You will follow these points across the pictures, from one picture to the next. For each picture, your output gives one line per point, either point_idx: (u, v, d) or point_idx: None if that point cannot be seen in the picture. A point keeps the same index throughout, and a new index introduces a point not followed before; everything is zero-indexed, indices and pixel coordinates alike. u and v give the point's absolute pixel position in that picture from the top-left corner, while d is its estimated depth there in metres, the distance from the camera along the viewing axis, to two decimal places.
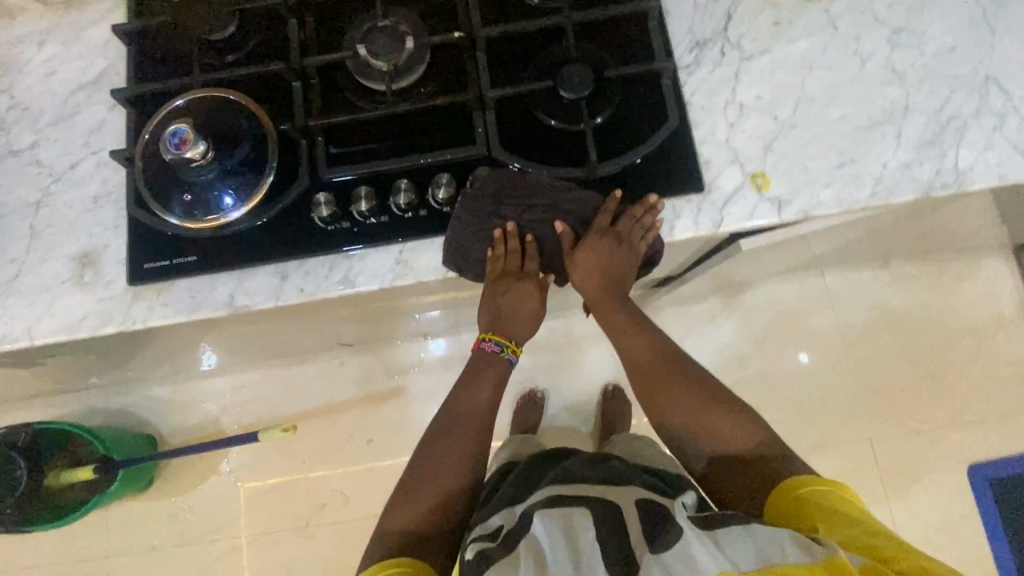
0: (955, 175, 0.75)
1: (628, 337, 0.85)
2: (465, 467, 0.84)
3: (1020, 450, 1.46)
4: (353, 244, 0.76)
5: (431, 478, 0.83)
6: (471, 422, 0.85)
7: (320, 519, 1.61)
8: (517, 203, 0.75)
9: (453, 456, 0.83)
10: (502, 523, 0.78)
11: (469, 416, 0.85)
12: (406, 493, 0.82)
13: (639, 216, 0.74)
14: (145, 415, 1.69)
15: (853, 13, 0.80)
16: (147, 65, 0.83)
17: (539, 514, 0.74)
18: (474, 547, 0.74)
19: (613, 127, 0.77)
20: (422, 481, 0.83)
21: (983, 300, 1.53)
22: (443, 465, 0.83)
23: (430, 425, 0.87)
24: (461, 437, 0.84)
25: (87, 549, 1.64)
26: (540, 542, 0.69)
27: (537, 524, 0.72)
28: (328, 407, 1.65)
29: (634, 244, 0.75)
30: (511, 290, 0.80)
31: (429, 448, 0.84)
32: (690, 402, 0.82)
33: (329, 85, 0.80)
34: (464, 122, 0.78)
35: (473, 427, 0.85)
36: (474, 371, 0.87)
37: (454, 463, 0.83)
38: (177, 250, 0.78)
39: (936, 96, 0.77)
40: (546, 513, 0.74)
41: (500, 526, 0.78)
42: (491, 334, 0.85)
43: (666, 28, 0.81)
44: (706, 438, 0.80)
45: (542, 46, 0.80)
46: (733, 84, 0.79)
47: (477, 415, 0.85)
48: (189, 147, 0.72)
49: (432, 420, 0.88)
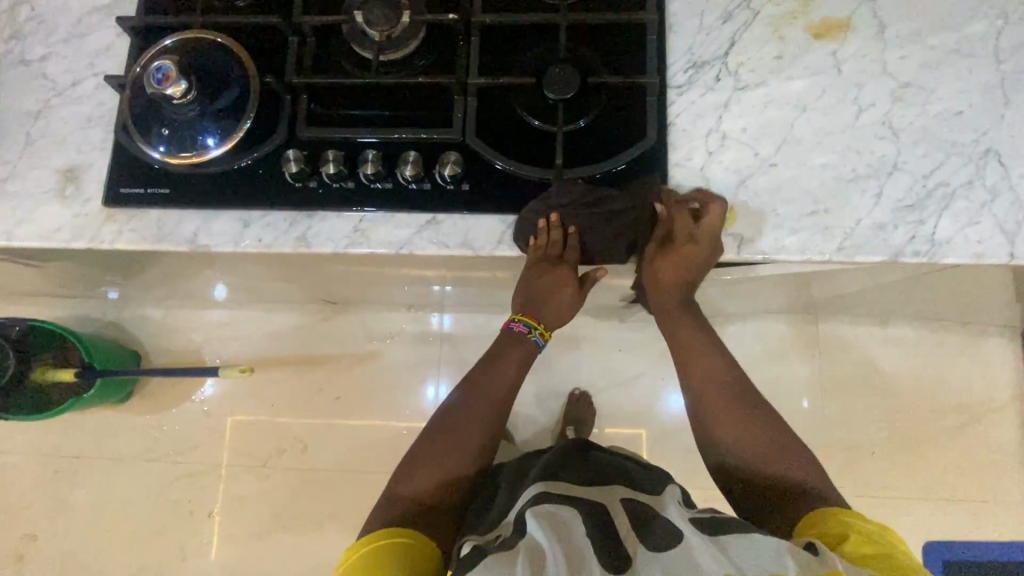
0: (930, 245, 0.71)
1: (684, 346, 0.88)
2: (475, 450, 0.86)
3: (973, 528, 1.47)
4: (349, 206, 0.76)
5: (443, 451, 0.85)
6: (487, 404, 0.87)
7: (277, 463, 1.62)
8: (575, 198, 0.73)
9: (466, 435, 0.86)
10: (499, 532, 0.80)
11: (489, 397, 0.87)
12: (414, 466, 0.85)
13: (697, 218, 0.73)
14: (126, 332, 1.70)
15: (861, 59, 0.76)
16: None
17: (532, 509, 0.77)
18: (469, 543, 0.78)
19: (625, 132, 0.75)
20: (430, 453, 0.85)
21: (967, 375, 1.53)
22: (451, 440, 0.86)
23: (446, 401, 0.89)
24: (479, 417, 0.86)
25: (48, 451, 1.66)
26: (536, 543, 0.70)
27: (531, 523, 0.73)
28: (304, 357, 1.66)
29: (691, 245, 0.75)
30: (554, 276, 0.81)
31: (448, 422, 0.87)
32: (734, 420, 0.85)
33: (325, 45, 0.80)
34: (446, 106, 0.78)
35: (490, 411, 0.87)
36: (496, 352, 0.90)
37: (465, 440, 0.86)
38: (153, 181, 0.79)
39: (929, 160, 0.73)
40: (535, 511, 0.76)
41: (498, 535, 0.80)
42: (521, 316, 0.88)
43: (665, 45, 0.78)
44: (748, 458, 0.83)
45: (540, 41, 0.77)
46: (721, 112, 0.76)
47: (493, 395, 0.87)
48: (170, 83, 0.70)
49: (449, 396, 0.90)
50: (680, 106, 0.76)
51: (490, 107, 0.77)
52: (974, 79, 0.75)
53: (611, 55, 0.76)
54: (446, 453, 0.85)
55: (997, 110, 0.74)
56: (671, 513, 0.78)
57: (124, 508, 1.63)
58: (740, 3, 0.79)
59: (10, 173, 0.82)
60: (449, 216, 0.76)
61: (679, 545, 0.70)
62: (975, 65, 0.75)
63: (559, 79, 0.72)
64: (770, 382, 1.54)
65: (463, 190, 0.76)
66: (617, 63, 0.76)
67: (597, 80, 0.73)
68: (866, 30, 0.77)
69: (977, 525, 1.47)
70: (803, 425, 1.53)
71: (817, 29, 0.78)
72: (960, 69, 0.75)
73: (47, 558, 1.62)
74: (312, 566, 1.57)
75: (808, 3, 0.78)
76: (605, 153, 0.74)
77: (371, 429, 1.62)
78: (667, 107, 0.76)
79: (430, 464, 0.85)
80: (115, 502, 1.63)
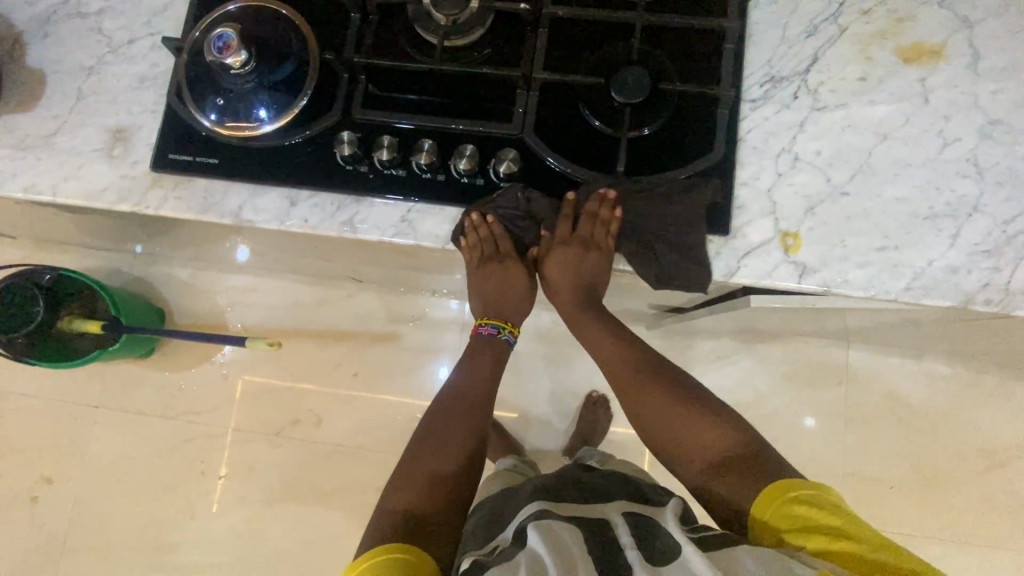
0: (1003, 294, 0.68)
1: (604, 346, 0.87)
2: (460, 449, 0.83)
3: (986, 574, 1.44)
4: (398, 194, 0.74)
5: (427, 455, 0.83)
6: (470, 403, 0.87)
7: (290, 433, 1.63)
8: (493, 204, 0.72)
9: (451, 435, 0.84)
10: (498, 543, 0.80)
11: (466, 398, 0.87)
12: (399, 476, 0.81)
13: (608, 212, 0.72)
14: (152, 288, 1.71)
15: (950, 90, 0.72)
16: None
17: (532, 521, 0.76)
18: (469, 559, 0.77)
19: (690, 144, 0.72)
20: (417, 459, 0.83)
21: (1000, 419, 1.49)
22: (437, 441, 0.84)
23: (426, 411, 0.88)
24: (457, 414, 0.86)
25: (69, 398, 1.69)
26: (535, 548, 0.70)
27: (530, 531, 0.73)
28: (325, 331, 1.66)
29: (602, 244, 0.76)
30: (500, 269, 0.83)
31: (428, 428, 0.85)
32: (664, 409, 0.83)
33: (387, 23, 0.77)
34: (508, 100, 0.75)
35: (468, 411, 0.86)
36: (470, 356, 0.90)
37: (446, 438, 0.84)
38: (203, 149, 0.77)
39: (1011, 204, 0.69)
40: (535, 523, 0.75)
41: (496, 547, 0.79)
42: (485, 317, 0.88)
43: (743, 56, 0.74)
44: (681, 449, 0.81)
45: (611, 39, 0.74)
46: (795, 132, 0.72)
47: (473, 394, 0.88)
48: (231, 53, 0.68)
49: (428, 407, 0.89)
50: (753, 122, 0.73)
51: (554, 104, 0.74)
52: None
53: (685, 61, 0.73)
54: (433, 456, 0.83)
55: None
56: (668, 522, 0.76)
57: (139, 461, 1.65)
58: (827, 18, 0.75)
59: (58, 127, 0.81)
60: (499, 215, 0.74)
61: (678, 558, 0.68)
62: None
63: (628, 81, 0.69)
64: (792, 405, 1.51)
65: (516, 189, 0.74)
66: (689, 70, 0.72)
67: (666, 86, 0.70)
68: (958, 59, 0.73)
69: (989, 571, 1.44)
70: (823, 452, 1.50)
71: (907, 53, 0.73)
72: None
73: (61, 501, 1.65)
74: (316, 538, 1.59)
75: (900, 25, 0.74)
76: (667, 165, 0.72)
77: (386, 409, 1.63)
78: (739, 121, 0.73)
79: (414, 469, 0.81)
80: (130, 454, 1.66)
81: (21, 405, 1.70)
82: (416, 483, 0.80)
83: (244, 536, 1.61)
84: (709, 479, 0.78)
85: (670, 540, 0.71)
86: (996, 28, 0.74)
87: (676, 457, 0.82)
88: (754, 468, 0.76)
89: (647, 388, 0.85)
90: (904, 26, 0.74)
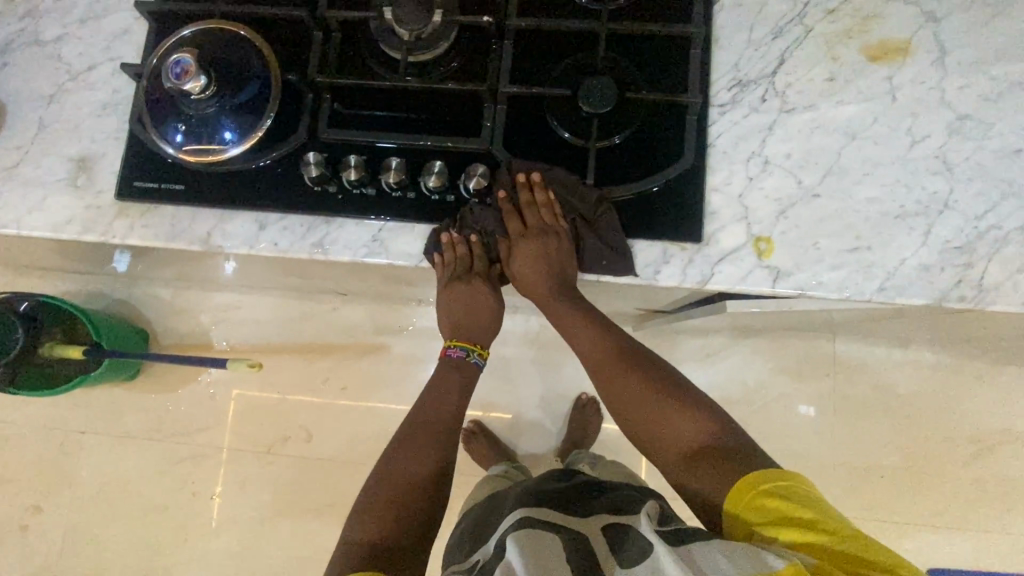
0: (976, 291, 0.68)
1: (579, 334, 0.83)
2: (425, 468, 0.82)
3: (977, 558, 1.45)
4: (368, 213, 0.73)
5: (390, 478, 0.82)
6: (432, 420, 0.86)
7: (281, 450, 1.62)
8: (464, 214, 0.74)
9: (413, 454, 0.83)
10: (480, 557, 0.79)
11: (431, 416, 0.86)
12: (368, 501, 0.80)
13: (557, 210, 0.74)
14: (135, 310, 1.69)
15: (918, 87, 0.72)
16: None
17: (511, 535, 0.75)
18: None
19: (661, 152, 0.71)
20: (381, 483, 0.81)
21: (988, 404, 1.50)
22: (397, 460, 0.83)
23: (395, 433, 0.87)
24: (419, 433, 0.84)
25: (55, 424, 1.67)
26: (512, 563, 0.69)
27: (509, 545, 0.72)
28: (312, 345, 1.65)
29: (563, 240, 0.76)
30: (470, 290, 0.81)
31: (392, 452, 0.84)
32: (643, 396, 0.81)
33: (350, 41, 0.76)
34: (475, 113, 0.74)
35: (433, 430, 0.85)
36: (440, 377, 0.88)
37: (408, 457, 0.83)
38: (168, 176, 0.76)
39: (982, 200, 0.69)
40: (517, 536, 0.74)
41: (478, 560, 0.78)
42: (456, 341, 0.87)
43: (710, 60, 0.73)
44: (671, 442, 0.79)
45: (577, 49, 0.73)
46: (765, 136, 0.72)
47: (435, 411, 0.86)
48: (189, 78, 0.67)
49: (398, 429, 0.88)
50: (722, 127, 0.72)
51: (522, 117, 0.73)
52: None
53: (652, 68, 0.72)
54: (396, 477, 0.82)
55: None
56: (644, 521, 0.76)
57: (129, 485, 1.64)
58: (793, 19, 0.74)
59: (20, 158, 0.79)
60: None
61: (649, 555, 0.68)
62: None
63: (594, 92, 0.69)
64: (782, 399, 1.51)
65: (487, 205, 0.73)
66: (657, 77, 0.71)
67: (634, 94, 0.69)
68: (925, 56, 0.73)
69: (981, 555, 1.46)
70: (814, 444, 1.50)
71: (873, 51, 0.73)
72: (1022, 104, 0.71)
73: (51, 529, 1.64)
74: (313, 553, 1.58)
75: (866, 23, 0.74)
76: (638, 174, 0.71)
77: (377, 421, 1.62)
78: (708, 126, 0.72)
79: (377, 492, 0.80)
80: (120, 478, 1.64)
81: (6, 433, 1.67)
82: (379, 507, 0.79)
83: (239, 556, 1.59)
84: (692, 468, 0.76)
85: (644, 539, 0.71)
86: (962, 22, 0.73)
87: (667, 451, 0.80)
88: (735, 459, 0.75)
89: (628, 377, 0.82)
90: (870, 24, 0.74)
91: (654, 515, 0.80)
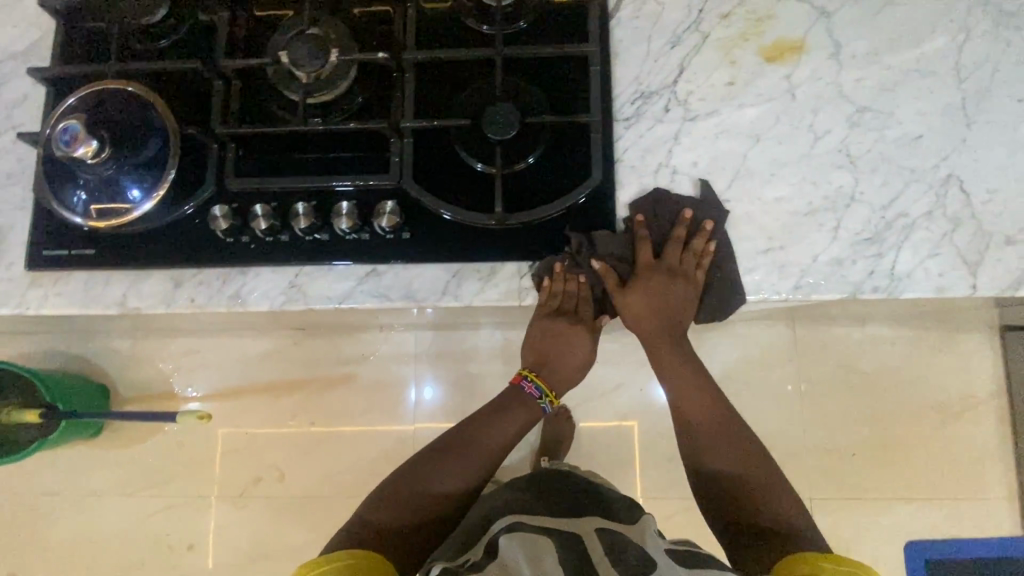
0: (889, 280, 0.68)
1: (687, 394, 0.80)
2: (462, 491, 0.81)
3: (953, 528, 1.47)
4: (281, 260, 0.72)
5: (416, 490, 0.80)
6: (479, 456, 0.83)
7: (255, 492, 1.60)
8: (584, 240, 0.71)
9: (456, 471, 0.81)
10: (469, 554, 0.77)
11: (484, 439, 0.83)
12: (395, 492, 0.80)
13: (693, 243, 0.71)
14: (93, 364, 1.66)
15: (816, 83, 0.73)
16: (74, 44, 0.78)
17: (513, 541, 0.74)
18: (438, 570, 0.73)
19: (572, 171, 0.71)
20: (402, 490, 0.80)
21: (949, 374, 1.52)
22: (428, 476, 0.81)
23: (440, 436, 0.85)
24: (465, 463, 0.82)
25: (20, 489, 1.63)
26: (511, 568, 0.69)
27: (505, 546, 0.73)
28: (278, 382, 1.63)
29: (687, 275, 0.71)
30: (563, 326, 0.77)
31: (431, 456, 0.82)
32: (728, 455, 0.79)
33: (251, 88, 0.75)
34: (382, 149, 0.73)
35: (482, 455, 0.83)
36: (502, 405, 0.85)
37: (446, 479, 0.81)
38: (77, 241, 0.74)
39: (887, 189, 0.70)
40: (511, 538, 0.74)
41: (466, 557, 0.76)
42: (533, 375, 0.84)
43: (611, 75, 0.74)
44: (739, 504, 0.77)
45: (477, 76, 0.73)
46: (670, 146, 0.72)
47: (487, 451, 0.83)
48: (80, 144, 0.65)
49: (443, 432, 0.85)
50: (627, 141, 0.73)
51: (429, 148, 0.73)
52: (934, 101, 0.71)
53: (555, 89, 0.72)
54: (424, 492, 0.80)
55: (961, 134, 0.70)
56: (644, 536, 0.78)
57: (103, 543, 1.60)
58: (689, 27, 0.75)
59: None
60: (390, 266, 0.72)
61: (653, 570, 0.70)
62: (935, 84, 0.72)
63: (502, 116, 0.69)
64: (749, 388, 1.52)
65: (403, 240, 0.72)
66: (560, 98, 0.72)
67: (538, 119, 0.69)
68: (820, 51, 0.73)
69: (957, 525, 1.47)
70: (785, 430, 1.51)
71: (770, 51, 0.74)
72: (920, 90, 0.72)
73: None
74: None
75: (760, 24, 0.74)
76: (550, 196, 0.71)
77: (349, 452, 1.60)
78: (615, 142, 0.73)
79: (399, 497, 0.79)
80: (93, 537, 1.61)
81: None
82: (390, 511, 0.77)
83: None
84: (756, 544, 0.74)
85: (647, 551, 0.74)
86: (854, 14, 0.74)
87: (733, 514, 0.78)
88: (756, 515, 0.76)
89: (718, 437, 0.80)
90: (765, 25, 0.74)
91: (649, 529, 0.81)
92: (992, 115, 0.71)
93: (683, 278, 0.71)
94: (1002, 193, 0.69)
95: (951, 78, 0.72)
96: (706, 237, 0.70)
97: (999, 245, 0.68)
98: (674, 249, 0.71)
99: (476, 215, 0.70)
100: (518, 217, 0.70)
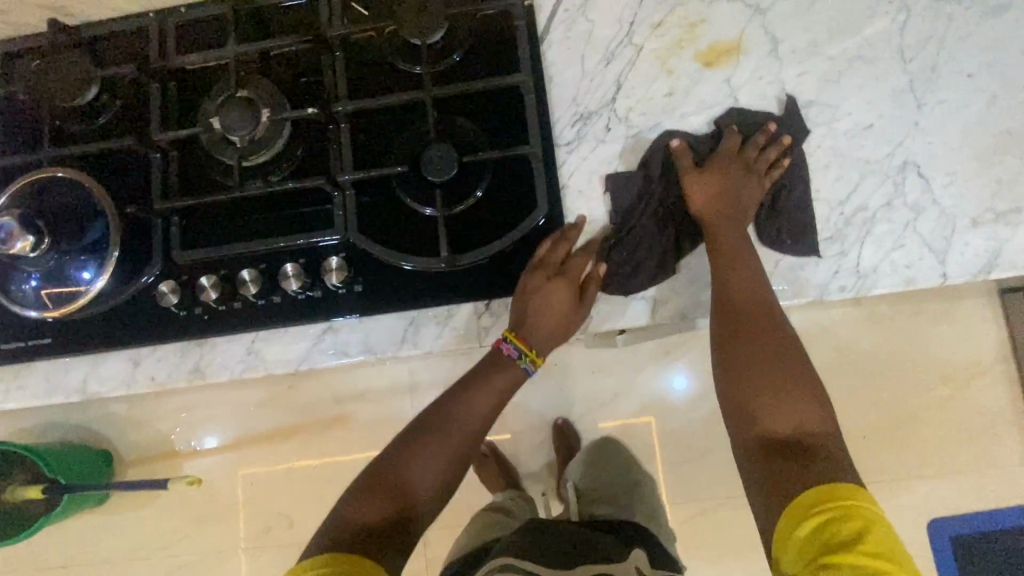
0: (855, 278, 0.66)
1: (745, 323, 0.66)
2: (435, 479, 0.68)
3: (974, 500, 1.43)
4: (236, 329, 0.71)
5: (400, 474, 0.68)
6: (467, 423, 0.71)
7: (266, 539, 1.60)
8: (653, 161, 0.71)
9: (432, 453, 0.69)
10: None
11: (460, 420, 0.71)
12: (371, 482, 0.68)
13: (764, 146, 0.69)
14: (91, 434, 1.65)
15: (756, 84, 0.71)
16: (12, 135, 0.77)
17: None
18: None
19: (519, 203, 0.70)
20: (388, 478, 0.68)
21: (954, 343, 1.47)
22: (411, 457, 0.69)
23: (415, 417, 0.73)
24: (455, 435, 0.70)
25: (35, 563, 1.63)
26: None
27: None
28: (276, 430, 1.62)
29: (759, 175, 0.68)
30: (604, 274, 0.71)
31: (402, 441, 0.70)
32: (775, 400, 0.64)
33: (190, 157, 0.74)
34: (325, 204, 0.72)
35: (464, 435, 0.70)
36: (479, 373, 0.72)
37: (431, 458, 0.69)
38: (32, 330, 0.73)
39: (843, 183, 0.68)
40: None
41: None
42: (513, 336, 0.69)
43: (547, 101, 0.73)
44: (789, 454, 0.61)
45: (412, 118, 0.72)
46: (615, 166, 0.71)
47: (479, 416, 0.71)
48: (16, 239, 0.65)
49: (417, 415, 0.74)
50: (572, 164, 0.71)
51: (372, 198, 0.71)
52: (881, 87, 0.69)
53: (492, 123, 0.71)
54: (409, 478, 0.68)
55: (911, 118, 0.68)
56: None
57: None
58: (622, 40, 0.73)
59: None
60: (346, 320, 0.71)
61: None
62: (879, 70, 0.69)
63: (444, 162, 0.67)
64: None
65: (355, 293, 0.70)
66: (498, 132, 0.70)
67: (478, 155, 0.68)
68: (758, 50, 0.71)
69: (978, 497, 1.43)
70: None
71: (707, 57, 0.72)
72: (865, 77, 0.69)
73: None
74: None
75: (694, 30, 0.72)
76: (499, 231, 0.69)
77: None
78: (559, 168, 0.71)
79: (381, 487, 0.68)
80: None
81: None
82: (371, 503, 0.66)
83: None
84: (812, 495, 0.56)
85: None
86: (789, 8, 0.71)
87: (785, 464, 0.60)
88: (806, 477, 0.58)
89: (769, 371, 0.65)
90: (699, 29, 0.72)
91: None
92: (942, 95, 0.68)
93: (747, 171, 0.68)
94: (961, 174, 0.67)
95: (896, 62, 0.69)
96: (783, 149, 0.68)
97: (964, 229, 0.65)
98: (752, 149, 0.69)
99: (425, 260, 0.68)
100: (467, 257, 0.68)
